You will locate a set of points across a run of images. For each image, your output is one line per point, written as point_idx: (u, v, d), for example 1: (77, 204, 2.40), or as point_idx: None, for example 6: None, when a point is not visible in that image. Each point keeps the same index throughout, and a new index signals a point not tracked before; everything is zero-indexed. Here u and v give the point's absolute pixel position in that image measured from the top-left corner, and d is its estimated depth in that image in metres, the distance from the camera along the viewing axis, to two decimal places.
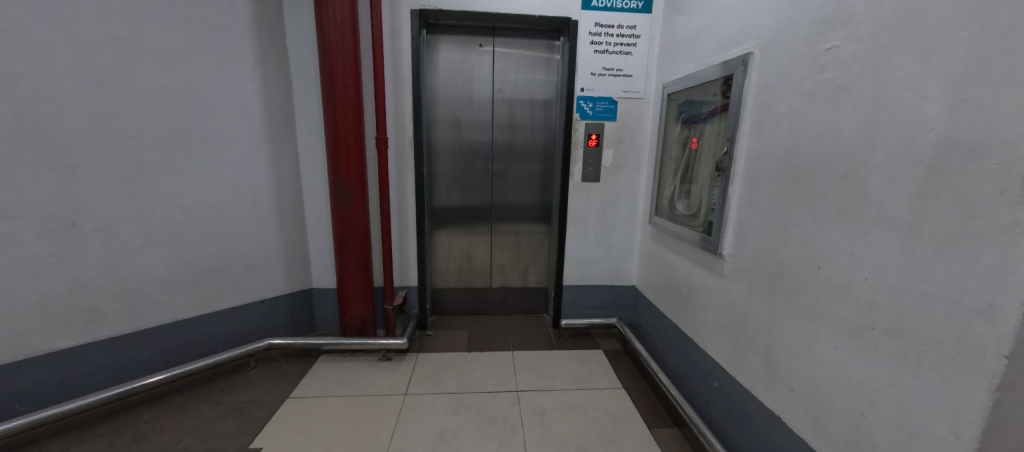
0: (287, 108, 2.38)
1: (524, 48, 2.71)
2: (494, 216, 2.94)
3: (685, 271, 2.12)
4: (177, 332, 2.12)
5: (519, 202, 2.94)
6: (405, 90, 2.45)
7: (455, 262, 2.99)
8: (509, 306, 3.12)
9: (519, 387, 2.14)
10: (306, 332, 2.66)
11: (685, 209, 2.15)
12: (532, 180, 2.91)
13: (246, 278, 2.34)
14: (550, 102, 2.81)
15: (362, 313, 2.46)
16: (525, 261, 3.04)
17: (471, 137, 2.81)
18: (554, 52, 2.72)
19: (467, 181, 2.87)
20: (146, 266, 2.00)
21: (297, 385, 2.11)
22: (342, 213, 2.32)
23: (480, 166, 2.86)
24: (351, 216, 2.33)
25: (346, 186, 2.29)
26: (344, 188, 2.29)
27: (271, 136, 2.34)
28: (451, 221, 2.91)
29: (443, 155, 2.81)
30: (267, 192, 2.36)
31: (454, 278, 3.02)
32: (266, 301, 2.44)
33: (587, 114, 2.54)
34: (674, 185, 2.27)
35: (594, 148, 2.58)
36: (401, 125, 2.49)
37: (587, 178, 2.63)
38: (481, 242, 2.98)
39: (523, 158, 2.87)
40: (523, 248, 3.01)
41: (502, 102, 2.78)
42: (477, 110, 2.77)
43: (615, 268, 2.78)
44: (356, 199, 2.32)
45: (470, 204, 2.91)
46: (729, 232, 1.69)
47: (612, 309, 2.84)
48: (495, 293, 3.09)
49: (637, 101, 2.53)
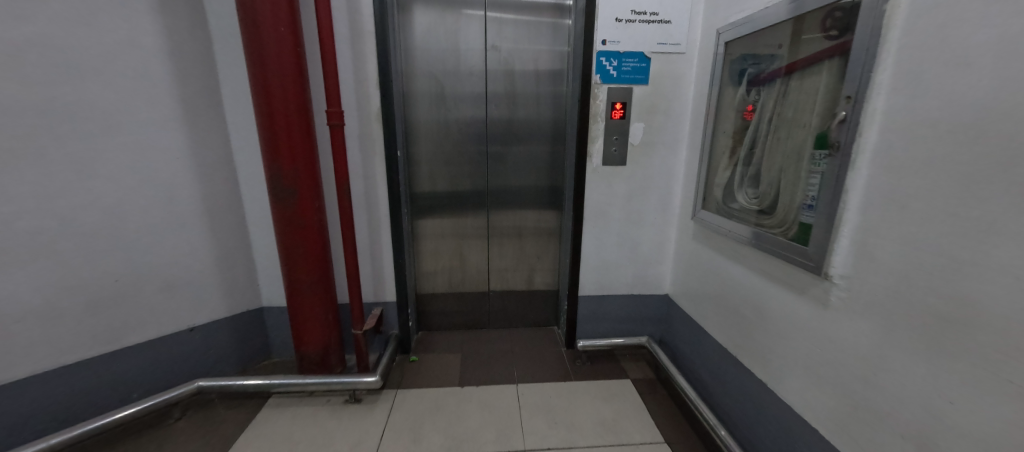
0: (209, 75, 1.78)
1: (525, 9, 2.10)
2: (491, 210, 2.37)
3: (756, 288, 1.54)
4: (67, 381, 1.58)
5: (522, 193, 2.36)
6: (369, 48, 1.83)
7: (444, 267, 2.45)
8: (512, 318, 2.58)
9: (527, 443, 1.62)
10: (258, 361, 2.12)
11: (751, 203, 1.57)
12: (538, 164, 2.32)
13: (166, 302, 1.78)
14: (560, 67, 2.19)
15: (322, 342, 1.90)
16: (530, 263, 2.49)
17: (458, 111, 2.20)
18: (564, 14, 2.12)
19: (455, 167, 2.28)
20: (8, 296, 1.44)
21: (232, 447, 1.59)
22: (284, 213, 1.71)
23: (471, 147, 2.26)
24: (299, 217, 1.72)
25: (288, 178, 1.67)
26: (286, 181, 1.68)
27: (187, 112, 1.74)
28: (437, 217, 2.35)
29: (423, 134, 2.22)
30: (187, 189, 1.78)
31: (443, 287, 2.48)
32: (199, 330, 1.89)
33: (610, 77, 1.91)
34: (732, 168, 1.68)
35: (618, 121, 1.97)
36: (364, 94, 1.87)
37: (610, 161, 2.02)
38: (475, 243, 2.42)
39: (526, 138, 2.27)
40: (528, 247, 2.46)
41: (498, 65, 2.16)
42: (465, 75, 2.15)
43: (644, 275, 2.21)
44: (303, 195, 1.72)
45: (461, 195, 2.33)
46: (845, 241, 1.12)
47: (639, 324, 2.29)
48: (494, 304, 2.55)
49: (676, 57, 1.92)
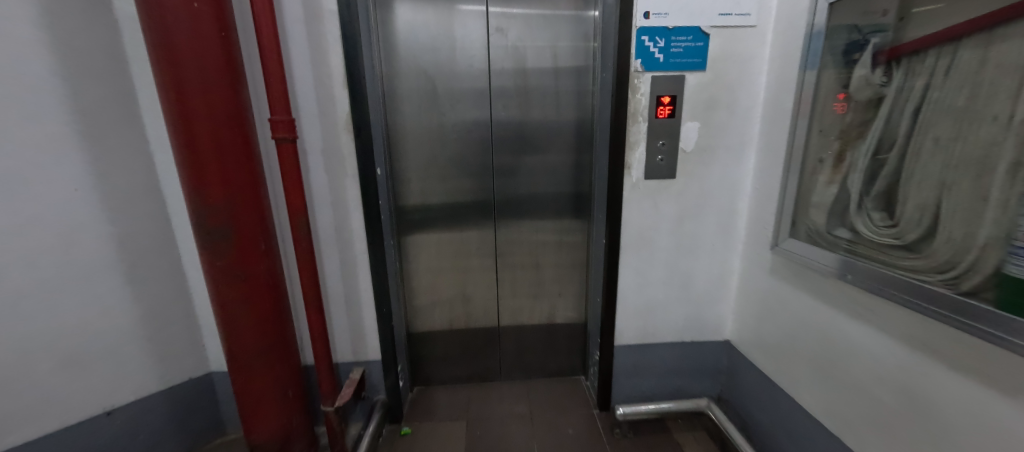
0: (120, 76, 1.33)
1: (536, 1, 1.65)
2: (501, 236, 1.90)
3: (899, 359, 1.05)
4: None
5: (539, 214, 1.88)
6: (332, 34, 1.36)
7: (443, 307, 1.98)
8: (530, 367, 2.10)
9: None
10: (207, 441, 1.66)
11: (881, 235, 1.08)
12: (558, 178, 1.84)
13: (70, 382, 1.33)
14: (585, 56, 1.71)
15: (282, 425, 1.43)
16: (551, 299, 2.02)
17: (455, 114, 1.73)
18: (589, 4, 1.67)
19: (454, 184, 1.81)
20: None
21: None
22: (213, 263, 1.22)
23: (473, 159, 1.79)
24: (236, 268, 1.24)
25: (217, 215, 1.20)
26: (213, 219, 1.19)
27: (86, 127, 1.28)
28: (434, 246, 1.88)
29: (411, 143, 1.75)
30: (92, 230, 1.32)
31: (443, 331, 2.02)
32: (120, 412, 1.43)
33: (655, 62, 1.43)
34: (841, 183, 1.20)
35: (665, 120, 1.49)
36: (328, 95, 1.40)
37: (655, 174, 1.54)
38: (481, 276, 1.95)
39: (542, 145, 1.80)
40: (548, 280, 1.98)
41: (505, 54, 1.69)
42: (462, 68, 1.68)
43: (699, 317, 1.72)
44: (240, 237, 1.24)
45: (463, 219, 1.86)
46: None
47: (692, 379, 1.80)
48: (507, 350, 2.07)
49: (742, 33, 1.44)
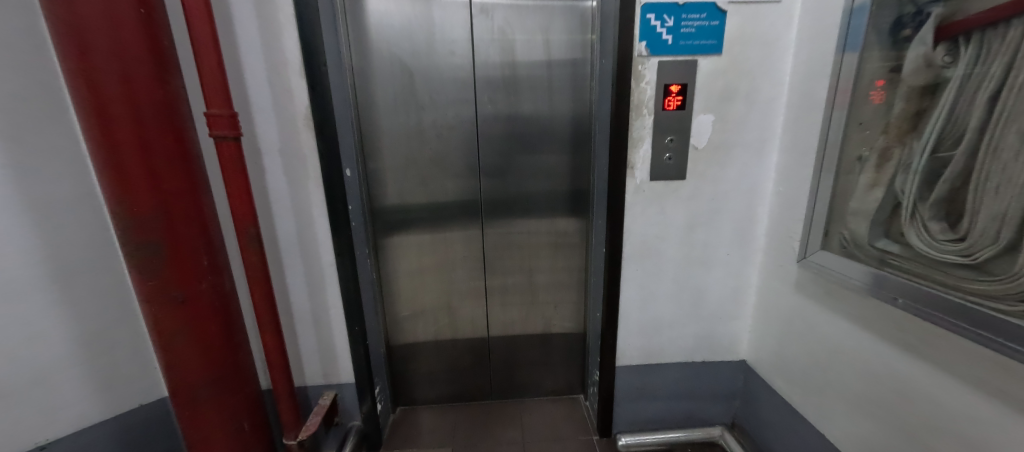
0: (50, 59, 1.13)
1: None
2: (491, 243, 1.72)
3: (965, 406, 0.86)
4: None
5: (532, 219, 1.70)
6: (286, 14, 1.17)
7: (427, 321, 1.81)
8: (524, 385, 1.92)
9: None
10: None
11: (941, 251, 0.89)
12: (552, 179, 1.65)
13: None
14: (583, 40, 1.51)
15: None
16: (546, 312, 1.83)
17: (436, 108, 1.54)
18: None
19: (437, 186, 1.63)
20: None
21: None
22: (142, 283, 1.03)
23: (457, 158, 1.60)
24: (172, 289, 1.06)
25: (144, 227, 1.01)
26: (140, 232, 1.01)
27: (5, 116, 1.08)
28: (416, 255, 1.71)
29: (387, 141, 1.56)
30: (14, 239, 1.13)
31: (429, 346, 1.85)
32: (57, 443, 1.26)
33: (662, 45, 1.23)
34: (888, 187, 1.00)
35: (674, 112, 1.29)
36: (284, 86, 1.22)
37: (662, 174, 1.34)
38: (468, 287, 1.78)
39: (534, 143, 1.60)
40: (542, 291, 1.80)
41: (492, 39, 1.49)
42: (442, 56, 1.49)
43: (712, 334, 1.53)
44: (174, 252, 1.05)
45: (447, 225, 1.68)
46: None
47: (703, 403, 1.61)
48: (499, 366, 1.90)
49: (765, 10, 1.23)
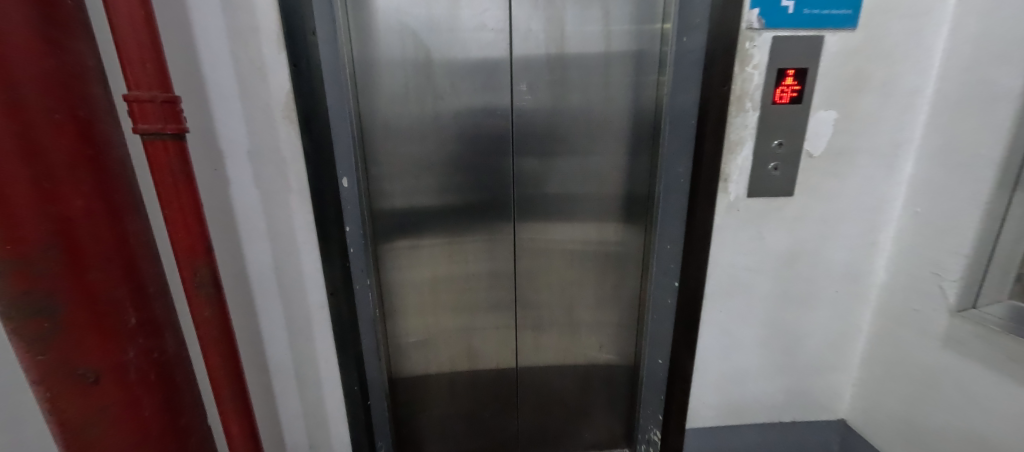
0: None
1: None
2: (522, 267, 1.39)
3: None
4: None
5: (575, 240, 1.36)
6: None
7: (441, 361, 1.47)
8: (556, 436, 1.60)
9: None
10: None
11: None
12: (603, 191, 1.31)
13: None
14: (650, 23, 1.17)
15: None
16: (586, 350, 1.50)
17: (459, 99, 1.20)
18: None
19: (457, 197, 1.29)
20: None
21: None
22: (23, 361, 0.64)
23: (484, 163, 1.26)
24: (78, 364, 0.68)
25: (29, 273, 0.62)
26: (22, 281, 0.62)
27: None
28: (429, 282, 1.37)
29: (394, 142, 1.21)
30: None
31: (442, 391, 1.51)
32: None
33: (780, 13, 0.90)
34: None
35: (787, 107, 0.96)
36: (255, 60, 0.86)
37: (763, 189, 1.01)
38: (493, 320, 1.44)
39: (582, 146, 1.27)
40: (582, 325, 1.47)
41: (533, 10, 1.15)
42: (470, 31, 1.15)
43: (806, 389, 1.21)
44: (80, 309, 0.67)
45: (468, 245, 1.34)
46: None
47: None
48: (526, 413, 1.57)
49: None
